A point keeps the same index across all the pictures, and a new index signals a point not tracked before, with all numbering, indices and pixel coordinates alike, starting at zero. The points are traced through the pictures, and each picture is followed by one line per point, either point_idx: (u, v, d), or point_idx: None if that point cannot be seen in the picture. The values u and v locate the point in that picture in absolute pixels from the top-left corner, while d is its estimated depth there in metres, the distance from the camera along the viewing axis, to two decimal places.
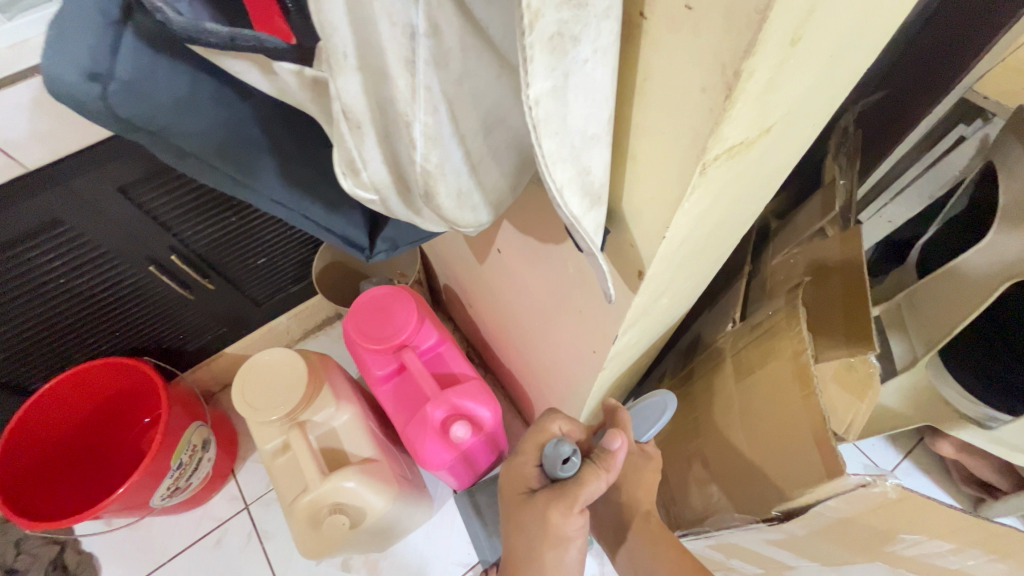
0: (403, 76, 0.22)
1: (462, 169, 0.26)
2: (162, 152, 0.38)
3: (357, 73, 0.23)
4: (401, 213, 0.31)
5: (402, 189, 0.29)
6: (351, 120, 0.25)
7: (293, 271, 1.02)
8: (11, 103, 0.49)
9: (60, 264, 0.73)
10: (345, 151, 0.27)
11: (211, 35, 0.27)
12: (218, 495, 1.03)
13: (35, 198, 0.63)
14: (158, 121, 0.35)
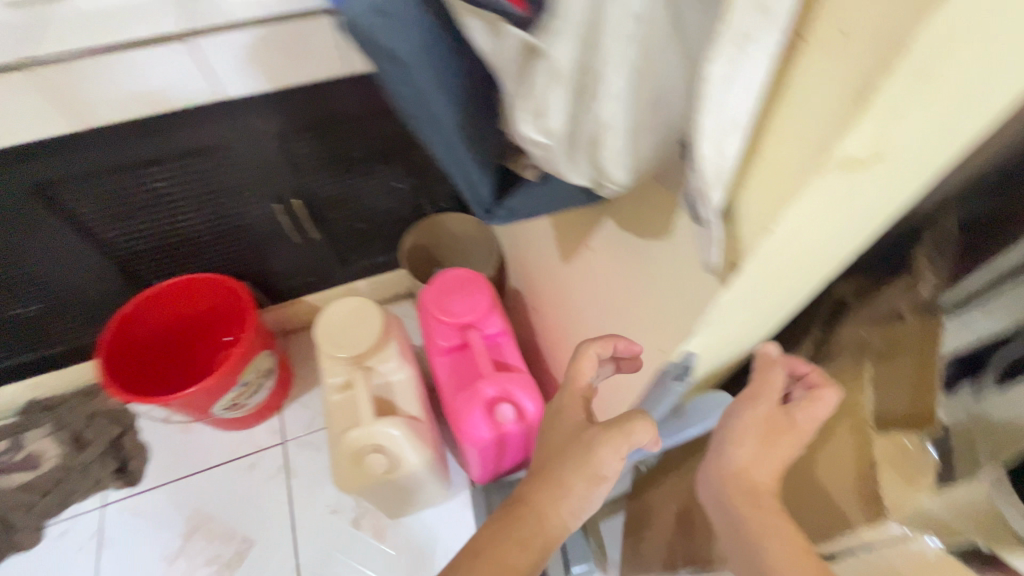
0: (610, 44, 0.28)
1: (623, 135, 0.32)
2: (367, 51, 0.35)
3: (573, 41, 0.28)
4: (557, 166, 0.35)
5: (567, 147, 0.33)
6: (550, 77, 0.30)
7: (384, 242, 1.13)
8: (227, 41, 0.67)
9: (212, 183, 0.86)
10: (532, 102, 0.32)
11: None
12: (262, 425, 1.12)
13: (216, 123, 0.77)
14: (406, 55, 0.34)
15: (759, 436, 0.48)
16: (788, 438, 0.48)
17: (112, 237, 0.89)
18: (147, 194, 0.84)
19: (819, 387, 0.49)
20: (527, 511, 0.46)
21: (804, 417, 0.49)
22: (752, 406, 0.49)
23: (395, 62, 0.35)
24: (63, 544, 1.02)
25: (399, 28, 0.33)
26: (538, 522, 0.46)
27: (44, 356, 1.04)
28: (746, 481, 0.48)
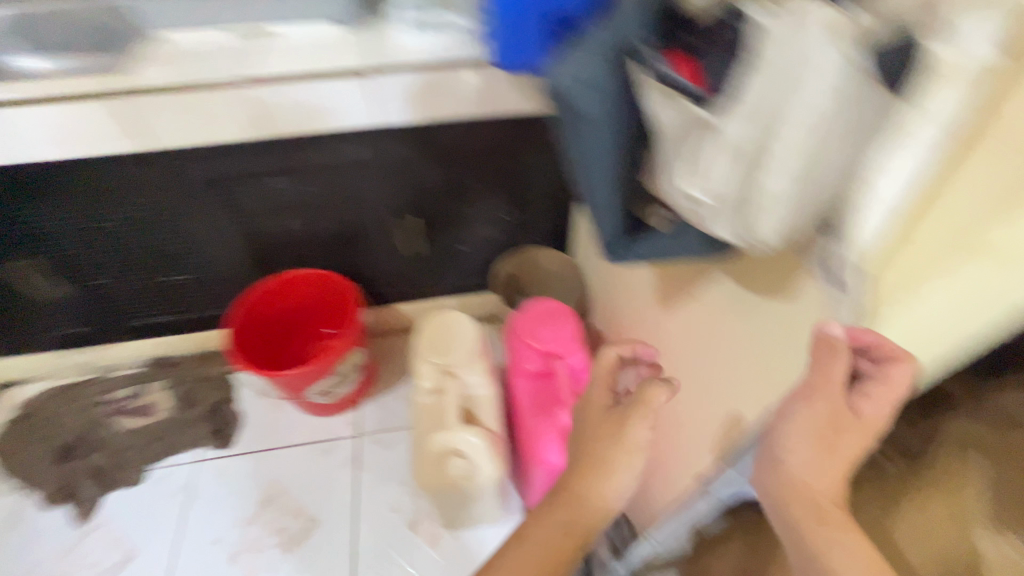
0: (783, 128, 0.35)
1: (781, 201, 0.36)
2: (560, 107, 0.45)
3: (747, 120, 0.36)
4: (709, 221, 0.41)
5: (721, 204, 0.39)
6: (722, 145, 0.37)
7: (479, 266, 1.21)
8: (400, 78, 0.79)
9: (352, 193, 0.99)
10: (703, 163, 0.39)
11: (660, 76, 0.39)
12: (341, 416, 1.20)
13: (370, 144, 0.90)
14: (585, 115, 0.42)
15: (819, 441, 0.48)
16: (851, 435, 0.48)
17: (256, 230, 1.04)
18: (299, 196, 0.99)
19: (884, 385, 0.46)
20: (568, 493, 0.59)
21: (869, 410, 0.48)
22: (809, 404, 0.48)
23: (575, 120, 0.43)
24: (156, 489, 1.12)
25: (598, 95, 0.41)
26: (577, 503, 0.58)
27: (180, 321, 1.21)
28: (816, 493, 0.49)
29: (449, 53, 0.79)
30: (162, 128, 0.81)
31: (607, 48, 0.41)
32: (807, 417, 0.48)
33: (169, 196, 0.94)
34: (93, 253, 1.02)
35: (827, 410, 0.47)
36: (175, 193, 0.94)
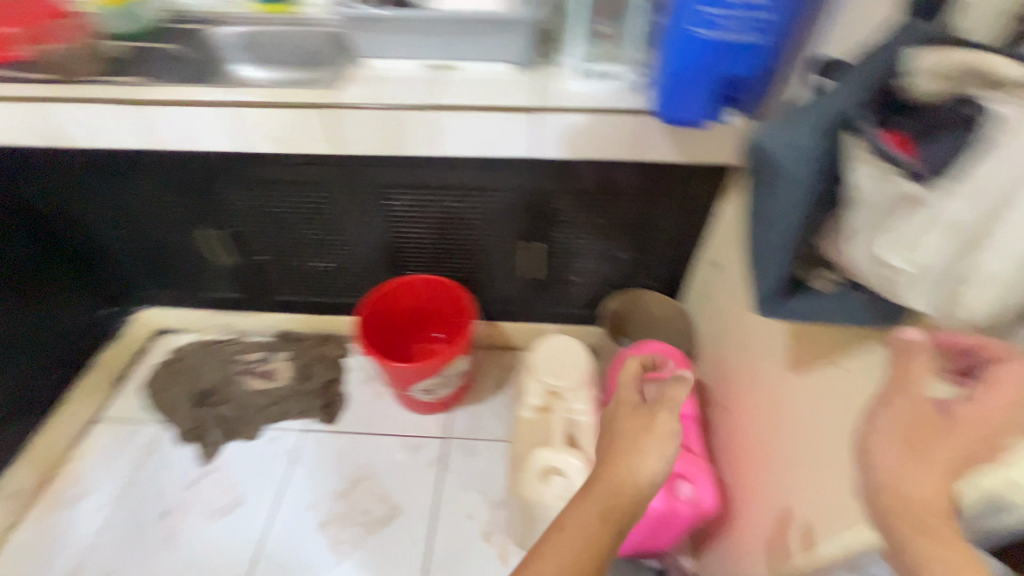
0: (1006, 211, 0.39)
1: (996, 268, 0.41)
2: (762, 170, 0.52)
3: (966, 202, 0.40)
4: (904, 287, 0.46)
5: (925, 270, 0.44)
6: (934, 220, 0.42)
7: (586, 300, 1.25)
8: (565, 119, 0.87)
9: (491, 215, 1.08)
10: (913, 235, 0.44)
11: (877, 149, 0.44)
12: (433, 417, 1.28)
13: (520, 173, 0.99)
14: (788, 176, 0.49)
15: (911, 444, 0.43)
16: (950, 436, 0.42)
17: (398, 236, 1.15)
18: (444, 211, 1.09)
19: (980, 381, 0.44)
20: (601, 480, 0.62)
21: (969, 415, 0.42)
22: (889, 406, 0.46)
23: (777, 181, 0.51)
24: (270, 447, 1.25)
25: (804, 158, 0.48)
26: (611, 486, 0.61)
27: (315, 302, 1.36)
28: (905, 502, 0.42)
29: (617, 102, 0.86)
30: (354, 138, 0.93)
31: (824, 125, 0.48)
32: (891, 416, 0.45)
33: (337, 195, 1.08)
34: (263, 231, 1.18)
35: (913, 409, 0.44)
36: (344, 196, 1.07)
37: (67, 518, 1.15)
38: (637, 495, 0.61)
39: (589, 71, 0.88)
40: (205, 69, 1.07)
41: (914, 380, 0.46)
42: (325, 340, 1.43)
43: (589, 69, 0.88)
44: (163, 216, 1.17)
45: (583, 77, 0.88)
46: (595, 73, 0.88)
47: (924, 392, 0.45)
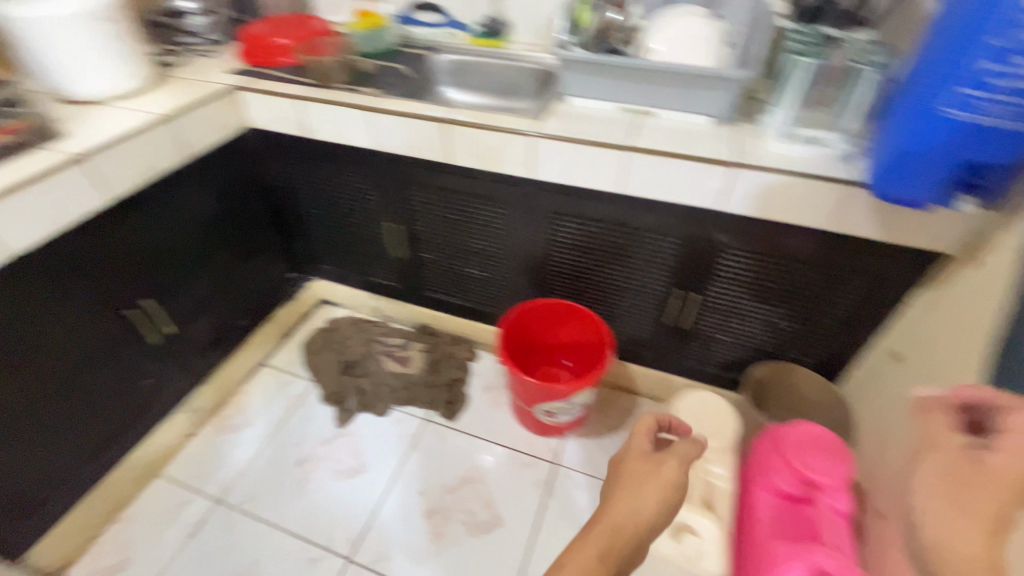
0: None
1: None
2: None
3: None
4: None
5: None
6: None
7: (728, 361, 1.21)
8: (762, 177, 0.86)
9: (653, 258, 1.09)
10: None
11: None
12: (547, 440, 1.31)
13: (696, 223, 0.99)
14: None
15: (943, 491, 0.44)
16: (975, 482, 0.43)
17: (554, 260, 1.21)
18: (607, 246, 1.12)
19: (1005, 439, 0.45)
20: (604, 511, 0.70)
21: (999, 463, 0.43)
22: (926, 460, 0.47)
23: None
24: (395, 426, 1.36)
25: None
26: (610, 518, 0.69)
27: (459, 305, 1.47)
28: (951, 557, 0.41)
29: (823, 169, 0.84)
30: (546, 165, 1.00)
31: None
32: (925, 475, 0.46)
33: (512, 213, 1.15)
34: (436, 233, 1.29)
35: (946, 461, 0.45)
36: (516, 215, 1.15)
37: (229, 441, 1.33)
38: (634, 536, 0.67)
39: (790, 133, 0.88)
40: (424, 87, 1.24)
41: (939, 433, 0.48)
42: (460, 341, 1.54)
43: (789, 131, 0.88)
44: (357, 204, 1.33)
45: (785, 139, 0.89)
46: (796, 136, 0.88)
47: (956, 441, 0.46)
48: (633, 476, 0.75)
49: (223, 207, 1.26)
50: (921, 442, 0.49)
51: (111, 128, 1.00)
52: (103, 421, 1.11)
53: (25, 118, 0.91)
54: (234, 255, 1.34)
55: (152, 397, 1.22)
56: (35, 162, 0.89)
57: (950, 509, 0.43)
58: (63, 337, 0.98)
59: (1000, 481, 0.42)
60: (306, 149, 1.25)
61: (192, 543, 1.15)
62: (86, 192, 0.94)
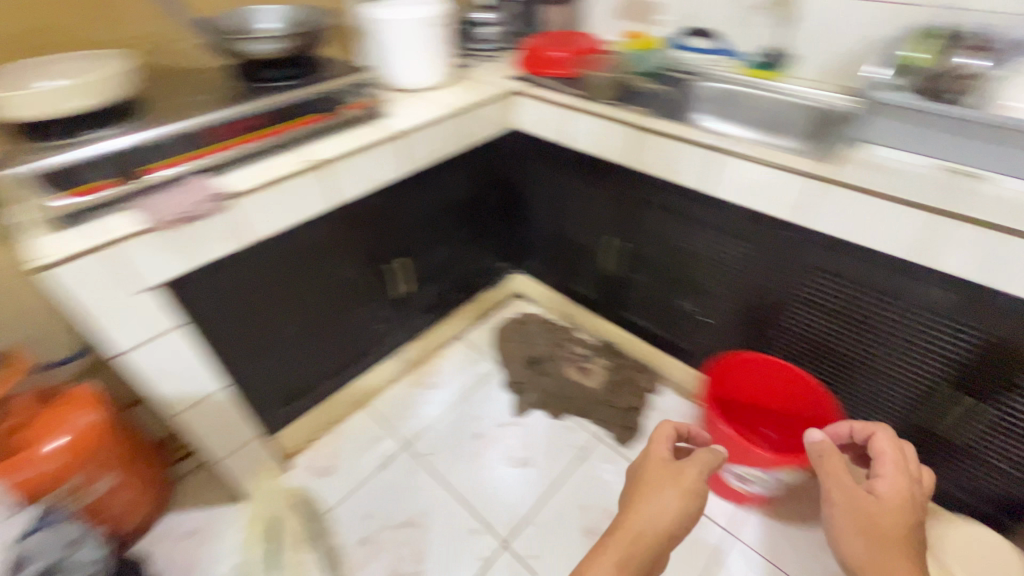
0: None
1: None
2: None
3: None
4: None
5: None
6: None
7: (1001, 490, 0.98)
8: None
9: (928, 346, 0.92)
10: None
11: None
12: (724, 504, 1.20)
13: (1015, 323, 0.80)
14: None
15: (856, 514, 0.73)
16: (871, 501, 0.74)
17: (788, 316, 1.10)
18: (867, 317, 0.97)
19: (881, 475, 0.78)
20: (625, 524, 0.75)
21: (882, 489, 0.76)
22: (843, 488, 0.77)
23: None
24: (566, 433, 1.38)
25: None
26: (628, 523, 0.75)
27: (655, 332, 1.43)
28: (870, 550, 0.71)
29: None
30: (825, 216, 0.91)
31: None
32: (845, 515, 0.75)
33: (754, 254, 1.07)
34: (659, 257, 1.27)
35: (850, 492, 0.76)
36: (761, 260, 1.07)
37: (422, 397, 1.50)
38: (655, 541, 0.73)
39: None
40: (679, 109, 1.20)
41: (841, 477, 0.78)
42: (646, 369, 1.50)
43: None
44: (585, 213, 1.38)
45: None
46: None
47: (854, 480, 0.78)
48: (651, 485, 0.80)
49: (473, 193, 1.42)
50: (831, 482, 0.78)
51: (419, 114, 1.19)
52: (345, 349, 1.34)
53: (369, 97, 1.13)
54: (467, 236, 1.50)
55: (380, 340, 1.43)
56: (366, 132, 1.09)
57: (878, 544, 0.71)
58: (342, 275, 1.20)
59: (886, 505, 0.74)
60: (556, 154, 1.33)
61: (378, 473, 1.32)
62: (394, 162, 1.13)
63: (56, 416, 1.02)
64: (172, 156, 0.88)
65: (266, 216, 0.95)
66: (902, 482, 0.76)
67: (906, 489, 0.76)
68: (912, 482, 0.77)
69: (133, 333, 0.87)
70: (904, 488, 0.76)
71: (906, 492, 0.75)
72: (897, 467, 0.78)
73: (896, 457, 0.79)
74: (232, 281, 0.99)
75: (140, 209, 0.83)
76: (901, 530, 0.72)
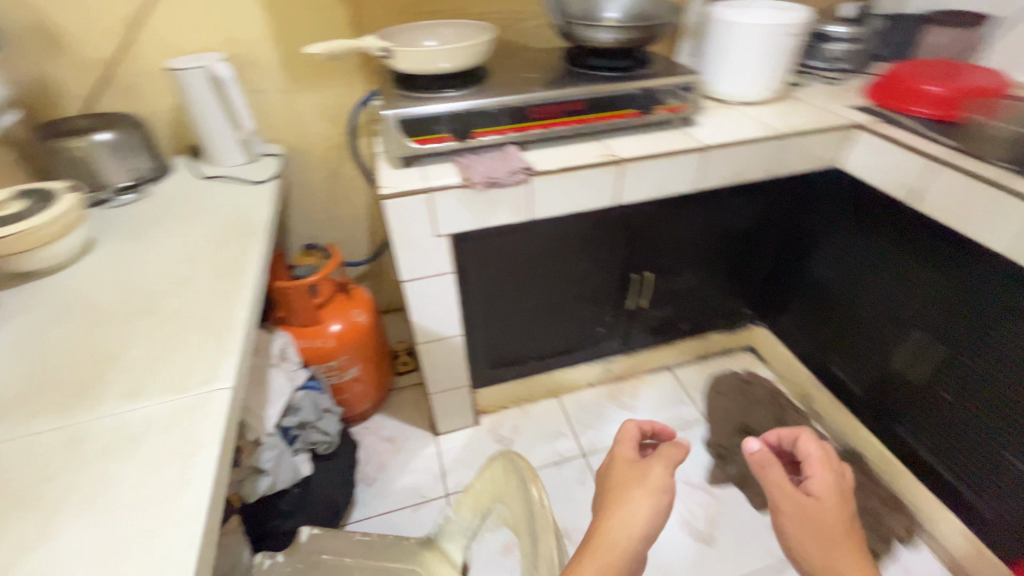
0: None
1: None
2: None
3: None
4: None
5: None
6: None
7: None
8: None
9: None
10: None
11: None
12: None
13: None
14: None
15: (811, 526, 0.58)
16: (828, 506, 0.59)
17: None
18: None
19: (816, 468, 0.63)
20: (602, 537, 0.55)
21: (822, 487, 0.62)
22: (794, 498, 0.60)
23: None
24: (766, 534, 1.16)
25: None
26: (602, 533, 0.56)
27: (935, 467, 1.09)
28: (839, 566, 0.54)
29: None
30: None
31: None
32: (793, 523, 0.59)
33: None
34: (992, 387, 0.94)
35: (794, 499, 0.60)
36: None
37: (612, 414, 1.43)
38: (638, 547, 0.55)
39: None
40: None
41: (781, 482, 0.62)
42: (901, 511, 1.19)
43: None
44: (900, 287, 1.08)
45: None
46: None
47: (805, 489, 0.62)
48: (617, 487, 0.61)
49: (753, 224, 1.24)
50: (769, 488, 0.63)
51: (732, 130, 1.07)
52: (563, 340, 1.35)
53: (688, 102, 1.05)
54: (726, 268, 1.33)
55: (595, 343, 1.39)
56: (670, 140, 1.04)
57: (828, 547, 0.56)
58: (587, 271, 1.19)
59: (826, 506, 0.59)
60: (887, 208, 1.07)
61: (550, 469, 1.31)
62: (688, 177, 1.05)
63: (343, 306, 1.26)
64: (498, 124, 0.96)
65: (555, 197, 0.98)
66: (835, 477, 0.63)
67: (837, 483, 0.62)
68: (845, 478, 0.63)
69: (419, 268, 0.99)
70: (840, 482, 0.63)
71: (837, 484, 0.62)
72: (828, 461, 0.64)
73: (826, 449, 0.64)
74: (502, 247, 1.05)
75: (463, 166, 0.93)
76: (844, 526, 0.58)
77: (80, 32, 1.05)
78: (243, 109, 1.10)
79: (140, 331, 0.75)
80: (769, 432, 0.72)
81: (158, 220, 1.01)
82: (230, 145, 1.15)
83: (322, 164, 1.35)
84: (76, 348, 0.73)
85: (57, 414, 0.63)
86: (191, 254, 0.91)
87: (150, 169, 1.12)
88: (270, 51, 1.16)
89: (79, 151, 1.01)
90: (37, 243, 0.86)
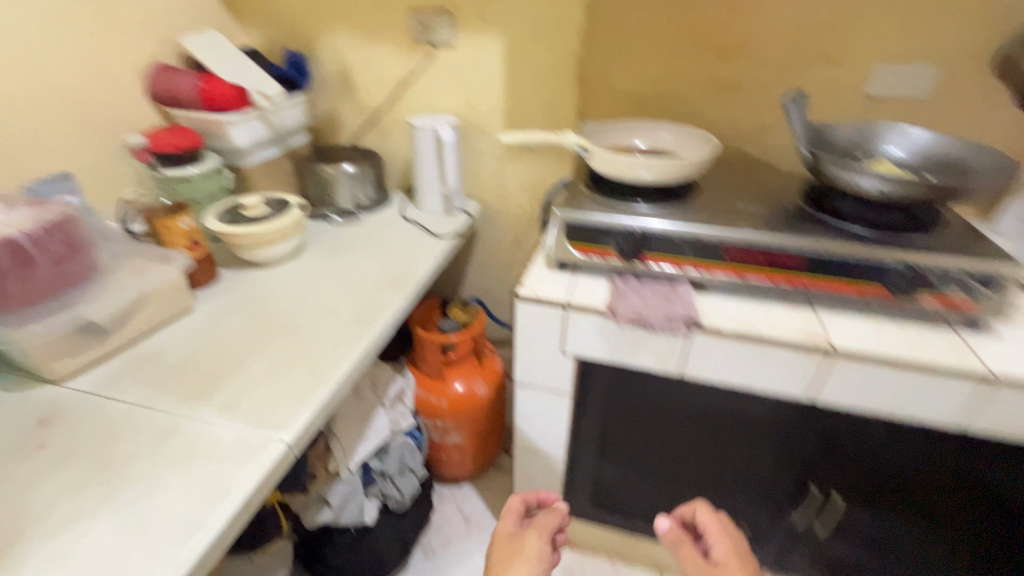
0: None
1: None
2: None
3: None
4: None
5: None
6: None
7: None
8: None
9: None
10: None
11: None
12: None
13: None
14: None
15: None
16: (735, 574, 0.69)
17: None
18: None
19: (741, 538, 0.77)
20: None
21: (726, 556, 0.72)
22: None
23: None
24: None
25: None
26: None
27: None
28: None
29: None
30: None
31: None
32: None
33: None
34: None
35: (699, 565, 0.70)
36: None
37: None
38: None
39: None
40: None
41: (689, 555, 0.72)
42: None
43: None
44: None
45: None
46: None
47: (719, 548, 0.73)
48: (503, 562, 0.76)
49: None
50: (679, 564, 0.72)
51: None
52: None
53: (981, 300, 0.71)
54: (987, 549, 0.85)
55: None
56: (928, 345, 0.71)
57: None
58: (744, 456, 0.90)
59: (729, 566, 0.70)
60: None
61: None
62: (942, 403, 0.70)
63: (471, 370, 1.23)
64: (677, 255, 0.79)
65: (722, 362, 0.76)
66: (730, 540, 0.74)
67: (734, 545, 0.74)
68: (736, 540, 0.75)
69: (537, 376, 0.89)
70: (738, 547, 0.73)
71: (735, 546, 0.73)
72: (722, 526, 0.76)
73: (716, 516, 0.77)
74: (640, 390, 0.87)
75: (617, 291, 0.79)
76: None
77: (365, 83, 1.28)
78: (452, 169, 1.19)
79: (272, 348, 0.83)
80: (675, 510, 0.83)
81: (352, 246, 1.15)
82: (435, 196, 1.24)
83: (509, 229, 1.37)
84: (229, 342, 0.84)
85: (176, 401, 0.72)
86: (351, 287, 1.00)
87: (370, 199, 1.29)
88: (496, 121, 1.23)
89: (326, 174, 1.22)
90: (263, 242, 1.03)
